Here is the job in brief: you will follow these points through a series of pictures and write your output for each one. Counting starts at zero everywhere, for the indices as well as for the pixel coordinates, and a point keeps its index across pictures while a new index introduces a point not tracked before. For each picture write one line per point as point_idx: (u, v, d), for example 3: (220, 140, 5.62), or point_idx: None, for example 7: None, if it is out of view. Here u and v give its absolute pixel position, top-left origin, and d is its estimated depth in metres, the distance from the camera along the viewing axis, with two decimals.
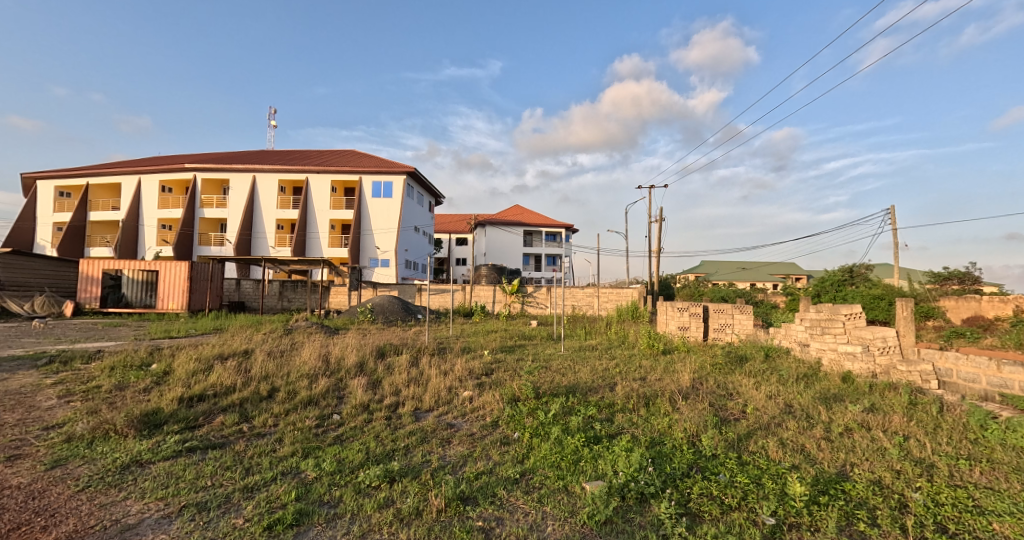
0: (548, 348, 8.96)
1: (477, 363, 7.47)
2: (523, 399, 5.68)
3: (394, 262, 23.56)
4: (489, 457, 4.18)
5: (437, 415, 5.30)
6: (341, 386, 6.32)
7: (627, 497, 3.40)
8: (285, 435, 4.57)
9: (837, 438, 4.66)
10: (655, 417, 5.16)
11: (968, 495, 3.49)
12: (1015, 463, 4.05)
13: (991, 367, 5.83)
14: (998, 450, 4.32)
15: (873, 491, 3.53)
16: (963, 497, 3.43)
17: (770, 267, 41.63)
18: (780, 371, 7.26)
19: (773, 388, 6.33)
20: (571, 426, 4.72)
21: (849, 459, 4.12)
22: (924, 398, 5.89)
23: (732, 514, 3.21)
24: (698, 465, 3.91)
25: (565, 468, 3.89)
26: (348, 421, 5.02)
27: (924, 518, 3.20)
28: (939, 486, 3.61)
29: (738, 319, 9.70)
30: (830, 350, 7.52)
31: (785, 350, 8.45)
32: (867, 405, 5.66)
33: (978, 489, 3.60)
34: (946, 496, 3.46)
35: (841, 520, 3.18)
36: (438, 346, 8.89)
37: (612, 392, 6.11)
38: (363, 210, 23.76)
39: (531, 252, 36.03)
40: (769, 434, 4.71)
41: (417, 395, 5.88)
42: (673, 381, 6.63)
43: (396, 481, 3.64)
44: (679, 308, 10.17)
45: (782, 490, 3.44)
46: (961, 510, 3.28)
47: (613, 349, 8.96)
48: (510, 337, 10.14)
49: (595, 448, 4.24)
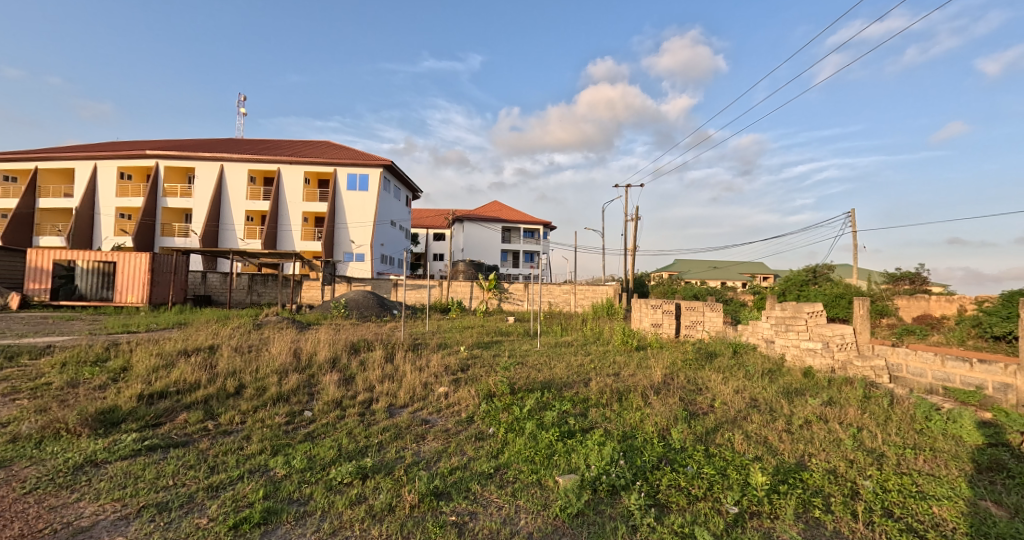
0: (525, 345, 9.02)
1: (453, 359, 7.47)
2: (499, 395, 5.69)
3: (370, 257, 23.20)
4: (464, 452, 4.19)
5: (412, 411, 5.26)
6: (313, 382, 6.20)
7: (599, 490, 3.49)
8: (253, 432, 4.45)
9: (797, 429, 4.90)
10: (628, 411, 5.29)
11: (913, 481, 3.73)
12: (954, 451, 4.36)
13: (936, 362, 6.22)
14: (942, 441, 4.60)
15: (828, 480, 3.73)
16: (908, 484, 3.66)
17: (741, 266, 42.92)
18: (746, 366, 7.58)
19: (740, 383, 6.58)
20: (545, 421, 4.78)
21: (808, 450, 4.34)
22: (876, 392, 6.25)
23: (698, 505, 3.33)
24: (668, 457, 4.03)
25: (538, 462, 3.94)
26: (320, 418, 4.93)
27: (873, 504, 3.40)
28: (887, 474, 3.85)
29: (709, 316, 9.98)
30: (794, 347, 7.85)
31: (752, 347, 8.75)
32: (826, 398, 5.96)
33: (921, 476, 3.85)
34: (893, 483, 3.69)
35: (799, 508, 3.34)
36: (413, 341, 8.83)
37: (586, 388, 6.23)
38: (337, 203, 23.24)
39: (509, 248, 36.12)
40: (735, 427, 4.90)
41: (391, 391, 5.83)
42: (646, 377, 6.80)
43: (369, 478, 3.61)
44: (653, 305, 10.44)
45: (747, 481, 3.59)
46: (906, 496, 3.50)
47: (588, 345, 9.14)
48: (487, 333, 10.17)
49: (568, 442, 4.31)
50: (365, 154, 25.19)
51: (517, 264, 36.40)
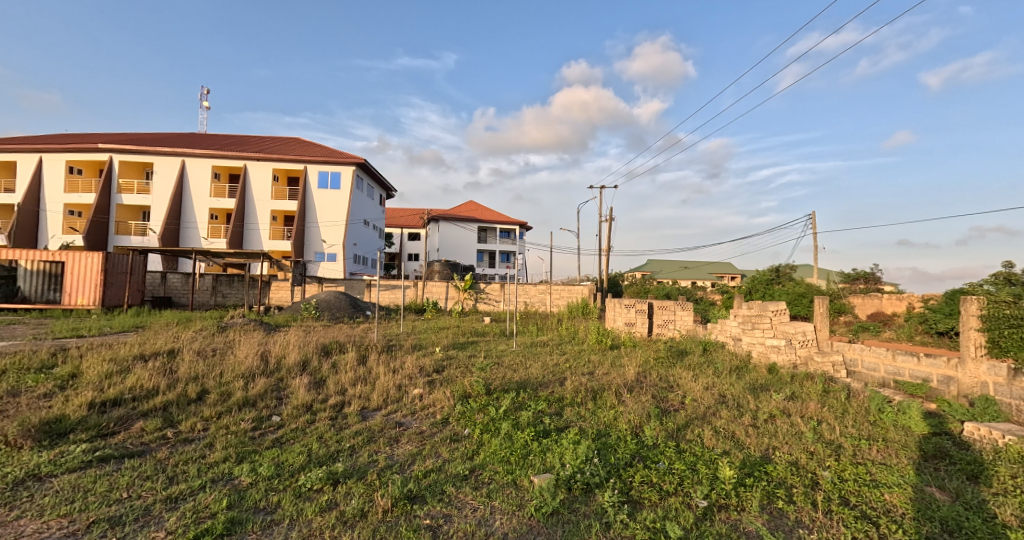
0: (501, 345, 9.01)
1: (428, 360, 7.37)
2: (474, 395, 5.66)
3: (343, 257, 22.63)
4: (439, 454, 4.14)
5: (386, 413, 5.17)
6: (281, 385, 6.00)
7: (574, 488, 3.51)
8: (215, 440, 4.25)
9: (763, 424, 5.09)
10: (602, 410, 5.36)
11: (867, 470, 3.93)
12: (904, 441, 4.63)
13: (888, 357, 6.59)
14: (893, 431, 4.88)
15: (791, 471, 3.88)
16: (862, 473, 3.86)
17: (709, 267, 44.18)
18: (716, 363, 7.83)
19: (710, 380, 6.78)
20: (521, 421, 4.78)
21: (772, 443, 4.51)
22: (835, 385, 6.57)
23: (669, 499, 3.40)
24: (640, 454, 4.10)
25: (514, 462, 3.94)
26: (289, 423, 4.77)
27: (831, 493, 3.56)
28: (844, 464, 4.04)
29: (680, 315, 10.24)
30: (759, 344, 8.13)
31: (721, 344, 9.02)
32: (789, 393, 6.23)
33: (874, 465, 4.07)
34: (849, 472, 3.88)
35: (763, 499, 3.47)
36: (387, 343, 8.68)
37: (562, 387, 6.27)
38: (307, 201, 22.55)
39: (485, 248, 35.99)
40: (705, 423, 5.04)
41: (364, 394, 5.70)
42: (620, 375, 6.92)
43: (340, 483, 3.52)
44: (627, 305, 10.65)
45: (716, 475, 3.70)
46: (861, 484, 3.69)
47: (564, 345, 9.21)
48: (463, 333, 10.08)
49: (544, 441, 4.32)
50: (334, 151, 24.60)
51: (493, 264, 36.30)
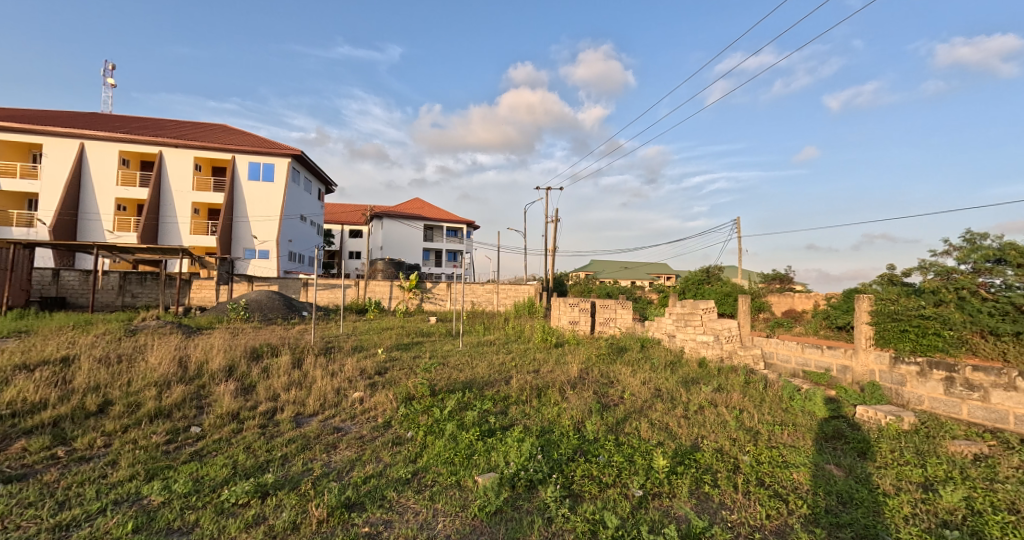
0: (447, 345, 8.97)
1: (370, 362, 7.20)
2: (418, 397, 5.62)
3: (276, 254, 21.55)
4: (380, 459, 4.10)
5: (323, 419, 5.02)
6: (204, 393, 5.65)
7: (517, 486, 3.61)
8: (120, 457, 3.94)
9: (693, 415, 5.45)
10: (546, 407, 5.51)
11: (780, 453, 4.34)
12: (809, 425, 5.14)
13: (798, 349, 7.28)
14: (801, 416, 5.40)
15: (716, 457, 4.21)
16: (776, 456, 4.25)
17: (649, 268, 46.31)
18: (653, 358, 8.26)
19: (646, 375, 7.15)
20: (466, 422, 4.82)
21: (701, 433, 4.85)
22: (755, 377, 7.15)
23: (608, 491, 3.58)
24: (582, 449, 4.28)
25: (457, 463, 3.97)
26: (210, 434, 4.52)
27: (749, 475, 3.90)
28: (761, 448, 4.43)
29: (620, 313, 10.66)
30: (691, 340, 8.60)
31: (657, 341, 9.50)
32: (716, 385, 6.70)
33: (785, 448, 4.49)
34: (765, 456, 4.27)
35: (692, 485, 3.73)
36: (326, 344, 8.39)
37: (507, 386, 6.36)
38: (235, 193, 21.20)
39: (431, 247, 35.50)
40: (642, 416, 5.32)
41: (299, 399, 5.50)
42: (563, 373, 7.13)
43: (270, 495, 3.39)
44: (571, 304, 10.96)
45: (650, 465, 3.95)
46: (774, 466, 4.07)
47: (510, 344, 9.32)
48: (408, 334, 9.94)
49: (489, 441, 4.38)
50: (269, 142, 23.28)
51: (439, 263, 35.90)
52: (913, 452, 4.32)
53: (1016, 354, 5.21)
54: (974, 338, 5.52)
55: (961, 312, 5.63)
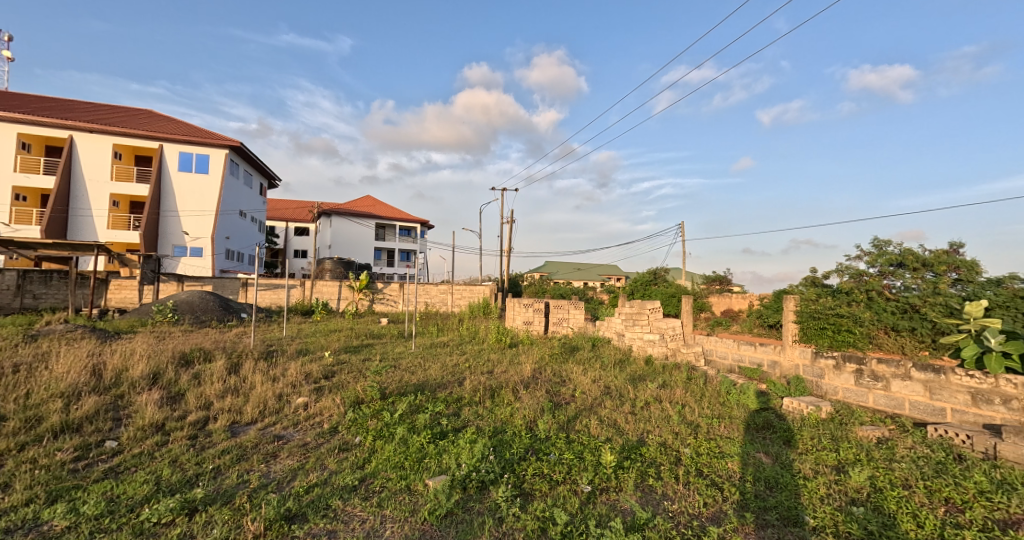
0: (398, 347, 8.78)
1: (316, 366, 6.91)
2: (367, 401, 5.44)
3: (210, 252, 20.29)
4: (325, 466, 3.93)
5: (262, 427, 4.76)
6: (123, 403, 5.20)
7: (469, 487, 3.56)
8: (18, 478, 3.53)
9: (640, 410, 5.63)
10: (499, 407, 5.50)
11: (718, 444, 4.56)
12: (744, 417, 5.43)
13: (734, 346, 7.68)
14: (736, 409, 5.71)
15: (660, 451, 4.35)
16: (714, 447, 4.46)
17: (601, 270, 47.59)
18: (603, 357, 8.46)
19: (597, 373, 7.31)
20: (417, 424, 4.72)
21: (646, 427, 5.01)
22: (696, 373, 7.49)
23: (558, 488, 3.61)
24: (533, 447, 4.31)
25: (408, 467, 3.88)
26: (130, 448, 4.16)
27: (690, 466, 4.06)
28: (701, 440, 4.64)
29: (573, 313, 10.85)
30: (639, 338, 8.89)
31: (607, 340, 9.74)
32: (661, 382, 6.95)
33: (723, 439, 4.73)
34: (704, 447, 4.47)
35: (638, 478, 3.84)
36: (267, 348, 7.99)
37: (460, 387, 6.30)
38: (164, 186, 19.79)
39: (383, 246, 34.64)
40: (591, 413, 5.43)
41: (236, 407, 5.19)
42: (517, 373, 7.15)
43: (199, 512, 3.16)
44: (525, 304, 11.04)
45: (599, 461, 4.04)
46: (712, 456, 4.27)
47: (464, 345, 9.25)
48: (356, 336, 9.64)
49: (440, 443, 4.30)
50: (205, 132, 21.87)
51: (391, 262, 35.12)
52: (830, 437, 4.66)
53: (911, 349, 5.87)
54: (879, 334, 6.25)
55: (869, 312, 6.40)
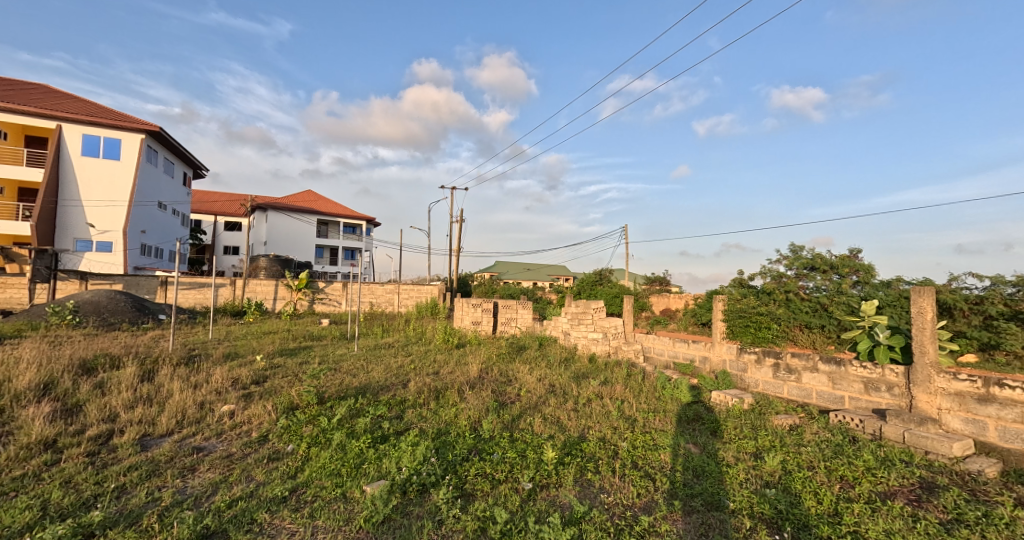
0: (339, 349, 8.49)
1: (246, 371, 6.54)
2: (303, 406, 5.21)
3: (120, 246, 18.61)
4: (251, 478, 3.72)
5: (179, 439, 4.43)
6: (8, 418, 4.65)
7: (409, 491, 3.51)
8: None
9: (582, 407, 5.79)
10: (444, 408, 5.47)
11: (653, 437, 4.79)
12: (677, 411, 5.73)
13: (670, 344, 8.07)
14: (670, 403, 6.02)
15: (599, 446, 4.50)
16: (649, 440, 4.68)
17: (550, 270, 48.36)
18: (549, 356, 8.62)
19: (542, 372, 7.44)
20: (356, 429, 4.58)
21: (588, 423, 5.16)
22: (635, 370, 7.81)
23: (500, 487, 3.65)
24: (477, 448, 4.32)
25: (345, 474, 3.76)
26: (9, 468, 3.72)
27: (626, 460, 4.23)
28: (638, 434, 4.84)
29: (521, 313, 10.95)
30: (583, 337, 9.14)
31: (554, 339, 9.92)
32: (603, 379, 7.19)
33: (658, 432, 4.96)
34: (640, 441, 4.67)
35: (578, 473, 3.96)
36: (189, 353, 7.45)
37: (404, 389, 6.20)
38: (65, 172, 17.97)
39: (325, 244, 33.17)
40: (536, 412, 5.52)
41: (148, 418, 4.80)
42: (463, 373, 7.13)
43: (101, 536, 2.89)
44: (474, 304, 11.00)
45: (541, 458, 4.11)
46: (647, 449, 4.47)
47: (409, 346, 9.09)
48: (294, 338, 9.23)
49: (380, 447, 4.21)
50: (117, 114, 20.04)
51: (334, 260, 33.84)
52: (751, 427, 5.01)
53: (820, 343, 6.89)
54: (795, 330, 7.20)
55: (787, 311, 7.32)
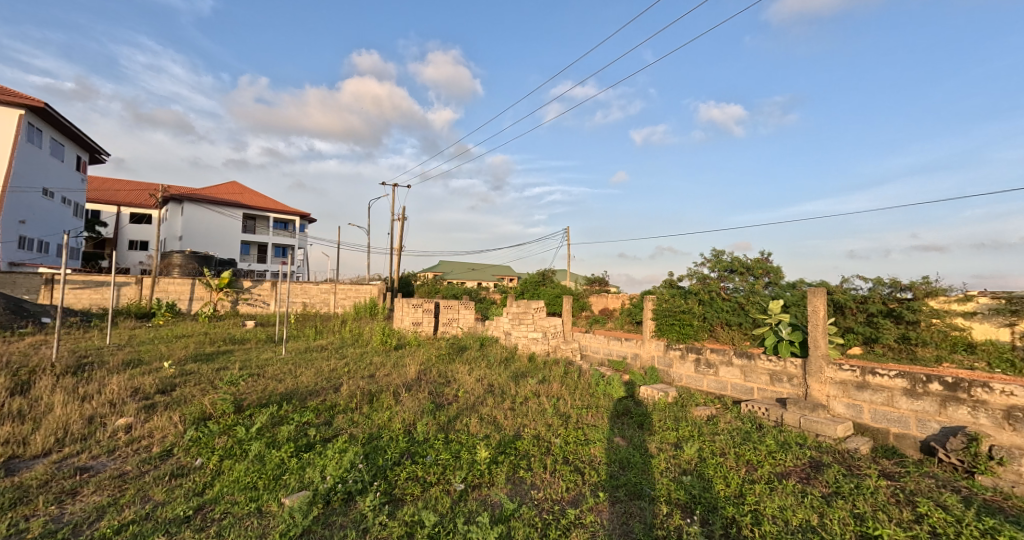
0: (265, 353, 8.04)
1: (152, 379, 6.02)
2: (216, 416, 4.85)
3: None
4: (149, 498, 3.40)
5: (57, 459, 3.93)
6: None
7: (333, 501, 3.42)
8: None
9: (519, 406, 5.89)
10: (377, 412, 5.35)
11: (584, 432, 4.98)
12: (609, 406, 5.98)
13: (605, 342, 8.42)
14: (602, 399, 6.27)
15: (532, 444, 4.61)
16: (581, 435, 4.86)
17: (494, 270, 48.54)
18: (489, 356, 8.68)
19: (482, 372, 7.47)
20: (279, 438, 4.37)
21: (523, 422, 5.27)
22: (571, 368, 8.04)
23: (431, 490, 3.64)
24: (409, 451, 4.28)
25: (262, 486, 3.56)
26: None
27: (558, 455, 4.37)
28: (570, 430, 5.01)
29: (463, 314, 10.91)
30: (523, 337, 9.26)
31: (495, 339, 9.98)
32: (541, 377, 7.34)
33: (589, 427, 5.16)
34: (572, 437, 4.83)
35: (510, 471, 4.04)
36: (80, 361, 6.71)
37: (336, 394, 6.00)
38: None
39: (252, 240, 31.24)
40: (472, 412, 5.55)
41: (20, 435, 4.23)
42: (400, 375, 7.00)
43: None
44: (414, 305, 10.82)
45: (474, 459, 4.15)
46: (578, 444, 4.64)
47: (344, 348, 8.78)
48: (213, 342, 8.62)
49: (304, 456, 4.05)
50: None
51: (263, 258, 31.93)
52: (674, 419, 5.34)
53: (737, 340, 7.61)
54: (716, 327, 7.90)
55: (711, 310, 8.02)
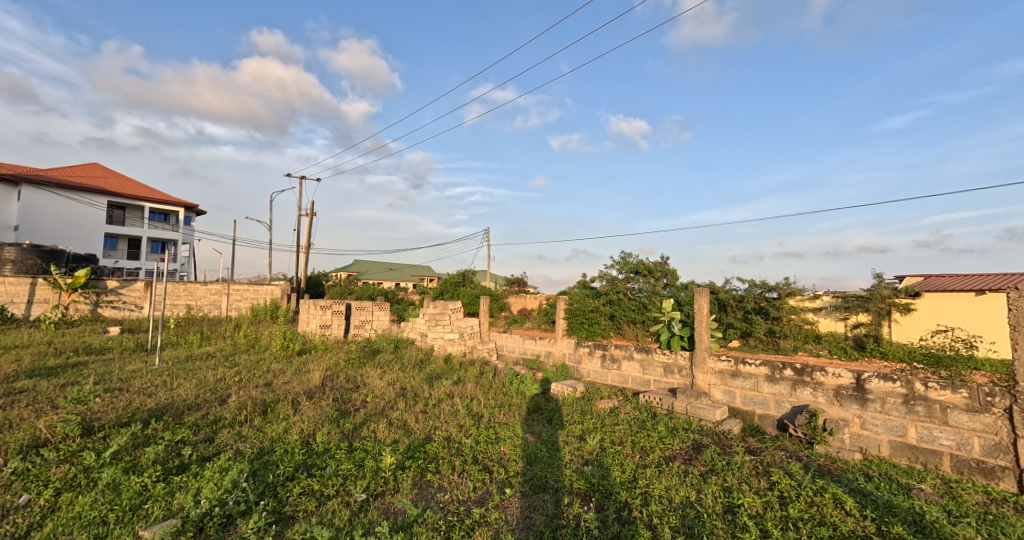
0: (134, 364, 7.01)
1: None
2: (57, 442, 4.08)
3: None
4: None
5: None
6: None
7: (208, 527, 3.02)
8: None
9: (431, 408, 5.71)
10: (271, 424, 4.88)
11: (496, 431, 4.94)
12: (522, 404, 6.01)
13: (520, 341, 8.51)
14: (515, 397, 6.29)
15: (443, 446, 4.46)
16: (492, 434, 4.81)
17: (414, 270, 47.38)
18: (403, 358, 8.38)
19: (394, 375, 7.15)
20: (141, 463, 3.78)
21: (435, 424, 5.11)
22: (486, 368, 8.00)
23: (327, 504, 3.37)
24: (306, 464, 3.94)
25: (111, 520, 3.05)
26: None
27: (468, 456, 4.27)
28: (483, 430, 4.94)
29: (376, 316, 10.44)
30: (439, 338, 9.03)
31: (410, 341, 9.65)
32: (456, 378, 7.20)
33: (501, 426, 5.13)
34: (483, 436, 4.77)
35: (417, 476, 3.87)
36: None
37: (222, 407, 5.38)
38: None
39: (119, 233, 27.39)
40: (381, 417, 5.26)
41: None
42: (301, 383, 6.48)
43: None
44: (322, 306, 9.97)
45: (379, 466, 3.93)
46: (488, 443, 4.58)
47: (237, 355, 7.95)
48: (58, 353, 7.35)
49: (174, 480, 3.55)
50: None
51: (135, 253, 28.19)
52: (580, 413, 5.48)
53: (639, 336, 8.12)
54: (622, 325, 8.34)
55: (617, 309, 8.44)
